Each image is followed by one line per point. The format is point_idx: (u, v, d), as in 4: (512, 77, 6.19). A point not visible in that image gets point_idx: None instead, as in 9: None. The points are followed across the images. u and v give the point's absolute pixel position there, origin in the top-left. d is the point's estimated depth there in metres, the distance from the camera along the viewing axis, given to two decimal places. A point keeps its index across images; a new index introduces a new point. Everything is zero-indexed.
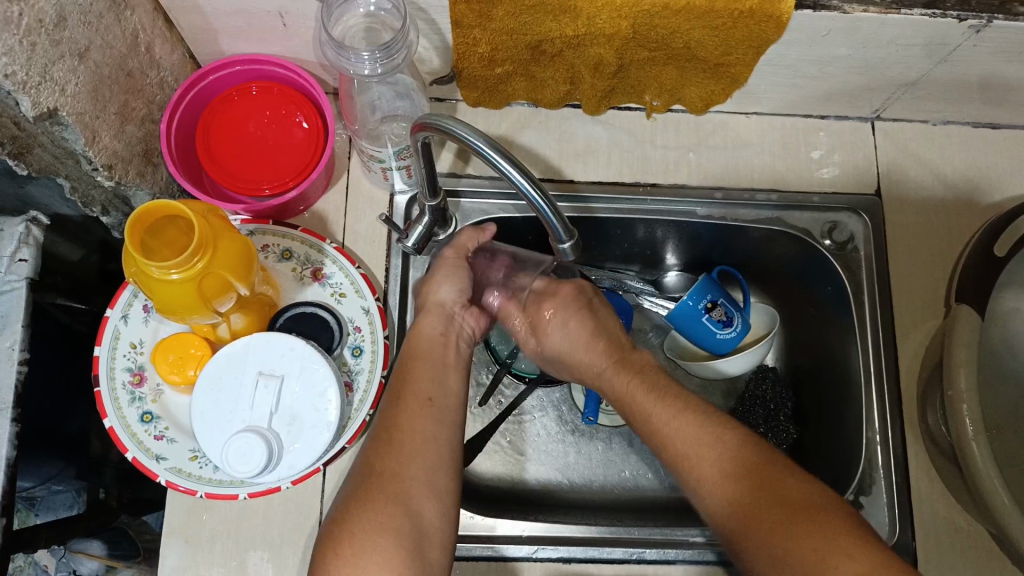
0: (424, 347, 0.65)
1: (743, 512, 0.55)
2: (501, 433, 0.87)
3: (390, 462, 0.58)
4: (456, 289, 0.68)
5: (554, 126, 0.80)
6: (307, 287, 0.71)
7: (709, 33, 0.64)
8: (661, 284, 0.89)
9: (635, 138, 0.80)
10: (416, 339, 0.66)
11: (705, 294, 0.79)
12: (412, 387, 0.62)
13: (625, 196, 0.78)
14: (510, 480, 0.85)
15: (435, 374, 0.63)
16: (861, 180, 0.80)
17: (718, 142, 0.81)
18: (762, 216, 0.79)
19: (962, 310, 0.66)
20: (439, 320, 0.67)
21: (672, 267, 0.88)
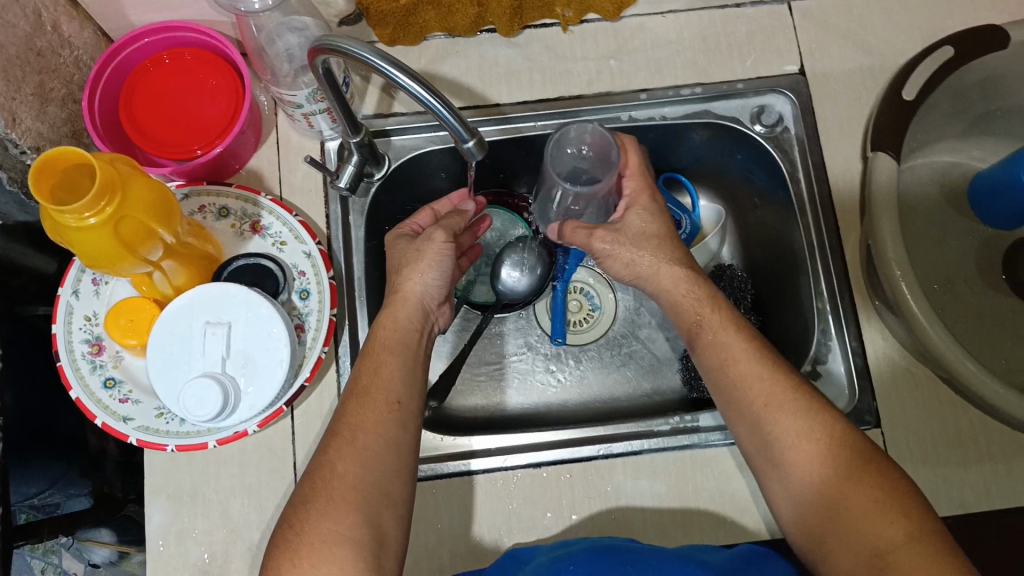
0: (398, 337, 0.66)
1: (818, 474, 0.56)
2: (477, 371, 0.89)
3: (350, 467, 0.57)
4: (429, 273, 0.69)
5: (472, 54, 0.79)
6: (249, 241, 0.72)
7: None
8: None
9: (554, 52, 0.80)
10: (388, 329, 0.66)
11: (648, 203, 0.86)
12: (382, 387, 0.62)
13: (549, 111, 0.79)
14: (488, 410, 0.87)
15: (401, 372, 0.64)
16: (784, 59, 0.80)
17: (638, 45, 0.80)
18: (687, 111, 0.79)
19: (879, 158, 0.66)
20: (414, 311, 0.68)
21: None
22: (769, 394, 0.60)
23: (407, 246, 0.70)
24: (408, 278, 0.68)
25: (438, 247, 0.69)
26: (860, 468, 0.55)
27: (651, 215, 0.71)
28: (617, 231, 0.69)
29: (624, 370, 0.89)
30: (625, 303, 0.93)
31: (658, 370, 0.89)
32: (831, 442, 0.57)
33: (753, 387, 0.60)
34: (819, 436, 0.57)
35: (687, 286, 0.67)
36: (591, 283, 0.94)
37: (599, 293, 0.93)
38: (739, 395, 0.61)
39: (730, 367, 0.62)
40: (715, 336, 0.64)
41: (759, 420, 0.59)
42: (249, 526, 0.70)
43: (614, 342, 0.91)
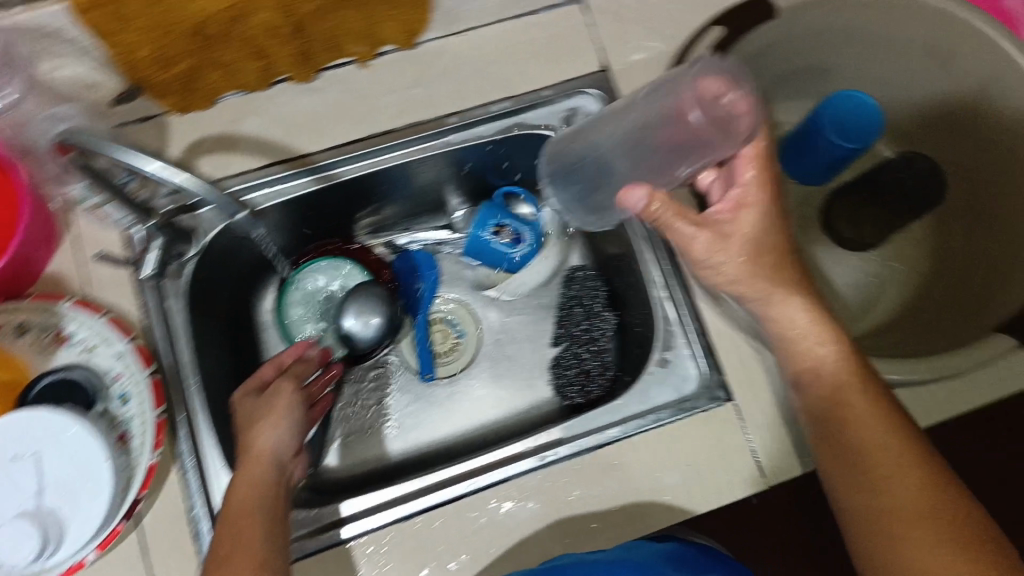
0: (254, 495, 0.60)
1: (911, 545, 0.52)
2: (351, 425, 0.86)
3: None
4: (281, 428, 0.66)
5: (271, 108, 0.75)
6: (53, 354, 0.67)
7: None
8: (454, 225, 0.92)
9: (355, 90, 0.77)
10: (243, 486, 0.61)
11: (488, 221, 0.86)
12: (243, 544, 0.56)
13: (361, 152, 0.77)
14: (367, 461, 0.85)
15: (266, 533, 0.58)
16: (587, 59, 0.79)
17: (440, 70, 0.78)
18: (499, 126, 0.79)
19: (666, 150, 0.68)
20: (269, 465, 0.64)
21: (459, 206, 0.91)
22: (894, 464, 0.56)
23: (258, 401, 0.69)
24: (258, 433, 0.65)
25: (286, 399, 0.69)
26: (925, 504, 0.54)
27: (735, 215, 0.64)
28: (713, 230, 0.63)
29: (494, 394, 0.89)
30: (486, 324, 0.92)
31: (529, 388, 0.89)
32: (924, 477, 0.55)
33: (867, 445, 0.58)
34: (934, 506, 0.53)
35: (812, 317, 0.63)
36: (450, 310, 0.92)
37: (461, 318, 0.92)
38: (851, 427, 0.59)
39: (846, 428, 0.59)
40: (849, 397, 0.60)
41: (864, 458, 0.57)
42: None
43: (481, 367, 0.91)
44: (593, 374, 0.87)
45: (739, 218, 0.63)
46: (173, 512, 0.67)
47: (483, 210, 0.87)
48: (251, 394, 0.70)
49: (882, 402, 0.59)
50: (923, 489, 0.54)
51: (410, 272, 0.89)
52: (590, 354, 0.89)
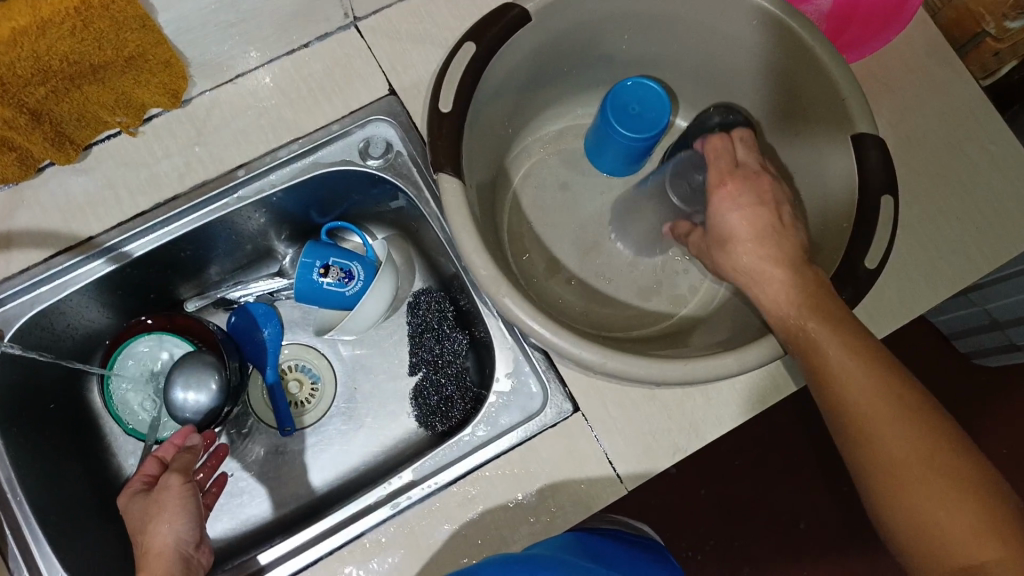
0: None
1: (899, 482, 0.50)
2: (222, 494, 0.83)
3: None
4: (182, 522, 0.60)
5: (44, 196, 0.72)
6: None
7: (76, 41, 0.58)
8: (284, 271, 0.89)
9: (132, 161, 0.74)
10: None
11: (313, 262, 0.81)
12: None
13: (152, 223, 0.74)
14: (243, 529, 0.82)
15: None
16: (371, 85, 0.76)
17: (217, 123, 0.75)
18: (294, 169, 0.77)
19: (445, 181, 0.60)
20: (172, 563, 0.57)
21: (285, 250, 0.89)
22: (872, 407, 0.51)
23: (143, 504, 0.62)
24: (155, 532, 0.59)
25: (179, 491, 0.62)
26: (932, 447, 0.49)
27: (736, 212, 0.63)
28: (715, 235, 0.64)
29: (362, 432, 0.87)
30: (342, 363, 0.90)
31: (395, 420, 0.87)
32: (917, 421, 0.50)
33: (850, 390, 0.52)
34: (915, 437, 0.50)
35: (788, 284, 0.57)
36: (303, 355, 0.90)
37: (314, 363, 0.90)
38: (828, 371, 0.53)
39: (829, 371, 0.53)
40: (818, 342, 0.54)
41: (847, 410, 0.52)
42: None
43: (344, 407, 0.88)
44: (452, 401, 0.84)
45: (720, 214, 0.64)
46: None
47: (305, 258, 0.81)
48: (133, 499, 0.63)
49: (852, 340, 0.53)
50: (899, 451, 0.50)
51: (250, 326, 0.87)
52: (449, 380, 0.86)
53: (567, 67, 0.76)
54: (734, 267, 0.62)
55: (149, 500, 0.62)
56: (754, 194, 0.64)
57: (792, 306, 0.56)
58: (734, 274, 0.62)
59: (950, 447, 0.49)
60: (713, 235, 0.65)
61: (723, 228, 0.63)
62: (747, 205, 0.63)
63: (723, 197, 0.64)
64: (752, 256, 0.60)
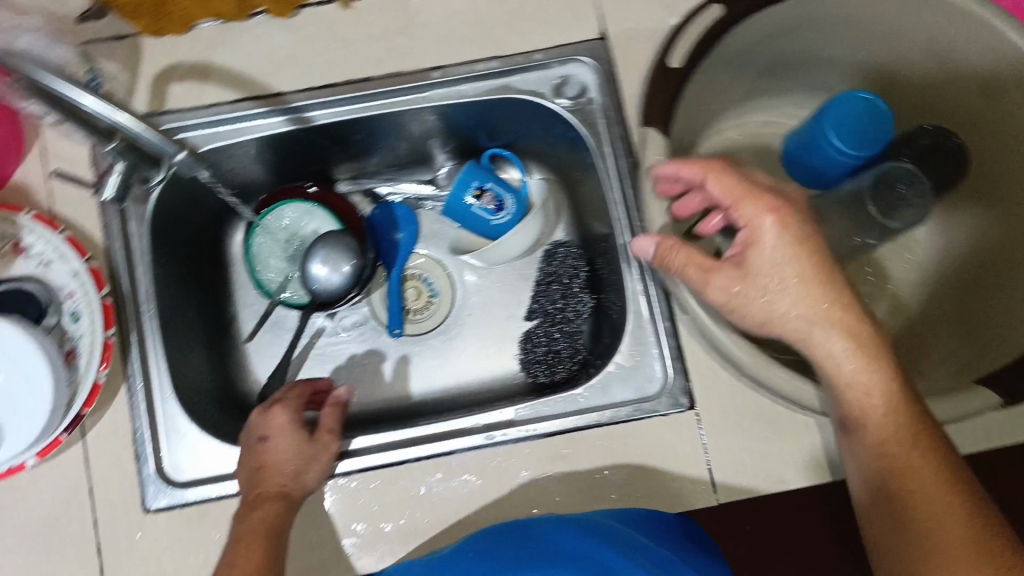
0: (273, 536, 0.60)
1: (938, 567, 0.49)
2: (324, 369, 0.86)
3: None
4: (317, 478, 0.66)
5: (247, 41, 0.74)
6: (11, 265, 0.68)
7: None
8: (437, 182, 0.90)
9: (337, 32, 0.74)
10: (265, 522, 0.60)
11: (469, 183, 0.82)
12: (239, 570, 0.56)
13: (338, 97, 0.74)
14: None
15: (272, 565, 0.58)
16: (585, 23, 0.74)
17: (425, 17, 0.74)
18: (487, 86, 0.75)
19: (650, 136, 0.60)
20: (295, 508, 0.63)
21: (444, 162, 0.89)
22: (914, 488, 0.52)
23: (300, 437, 0.66)
24: (301, 476, 0.64)
25: (330, 452, 0.67)
26: (979, 542, 0.49)
27: (784, 253, 0.53)
28: (758, 279, 0.53)
29: (464, 356, 0.87)
30: (464, 286, 0.89)
31: (499, 356, 0.86)
32: (965, 509, 0.50)
33: (899, 469, 0.52)
34: (962, 524, 0.50)
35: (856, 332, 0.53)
36: (426, 266, 0.90)
37: (437, 278, 0.90)
38: (881, 449, 0.53)
39: (880, 448, 0.53)
40: (875, 419, 0.53)
41: (894, 491, 0.52)
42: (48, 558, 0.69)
43: (453, 326, 0.88)
44: (563, 356, 0.84)
45: (755, 256, 0.53)
46: (121, 423, 0.71)
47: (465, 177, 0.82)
48: (284, 424, 0.67)
49: (910, 423, 0.53)
50: (942, 531, 0.50)
51: (388, 224, 0.88)
52: (562, 336, 0.85)
53: (792, 61, 0.71)
54: (771, 319, 0.54)
55: (307, 437, 0.67)
56: (770, 240, 0.52)
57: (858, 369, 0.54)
58: (788, 323, 0.53)
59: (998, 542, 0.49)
60: (747, 275, 0.53)
61: (770, 269, 0.53)
62: (787, 247, 0.53)
63: (768, 218, 0.53)
64: (725, 291, 0.54)
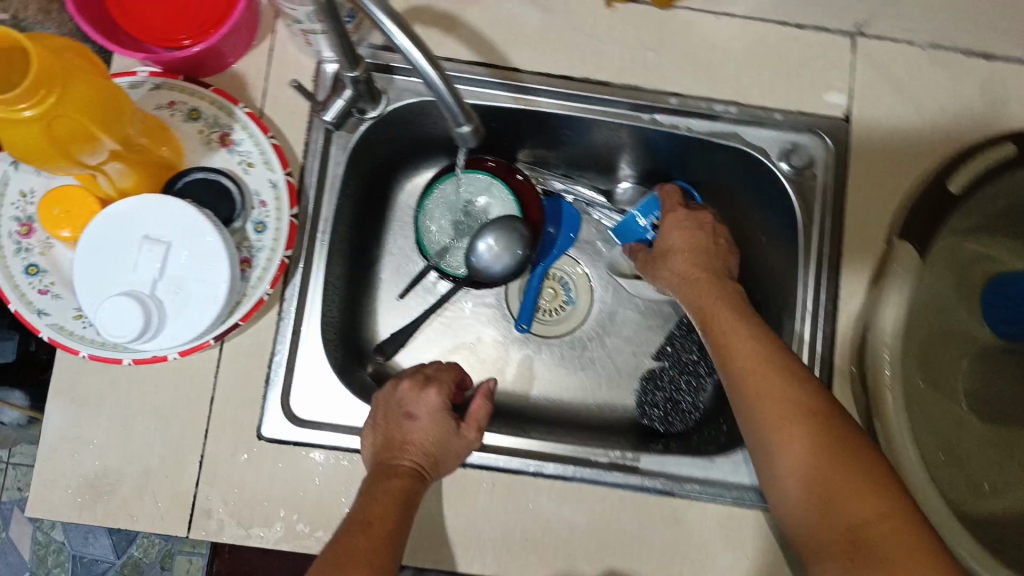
0: (395, 513, 0.58)
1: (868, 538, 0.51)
2: (444, 343, 0.85)
3: None
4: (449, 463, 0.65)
5: (500, 7, 0.72)
6: (214, 153, 0.66)
7: None
8: (613, 194, 0.88)
9: (591, 26, 0.72)
10: (389, 498, 0.59)
11: (652, 211, 0.81)
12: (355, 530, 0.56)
13: (571, 92, 0.72)
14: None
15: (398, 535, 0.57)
16: (833, 100, 0.73)
17: (681, 42, 0.72)
18: (716, 129, 0.73)
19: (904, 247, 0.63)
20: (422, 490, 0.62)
21: (627, 178, 0.86)
22: (815, 465, 0.55)
23: (442, 419, 0.66)
24: (432, 457, 0.64)
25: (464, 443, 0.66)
26: (889, 512, 0.52)
27: (671, 235, 0.75)
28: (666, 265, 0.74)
29: (581, 376, 0.85)
30: (601, 304, 0.88)
31: (614, 385, 0.85)
32: (868, 476, 0.53)
33: (806, 453, 0.55)
34: (874, 500, 0.53)
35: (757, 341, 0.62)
36: (570, 272, 0.89)
37: (577, 287, 0.89)
38: (769, 438, 0.57)
39: (776, 443, 0.57)
40: (755, 410, 0.59)
41: (799, 476, 0.55)
42: (149, 453, 0.67)
43: (578, 342, 0.87)
44: (683, 408, 0.83)
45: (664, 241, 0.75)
46: (261, 345, 0.69)
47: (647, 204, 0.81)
48: (433, 407, 0.66)
49: (795, 414, 0.57)
50: (856, 498, 0.53)
51: (551, 216, 0.86)
52: (687, 387, 0.84)
53: (1017, 201, 0.71)
54: (669, 276, 0.74)
55: (449, 425, 0.66)
56: (696, 222, 0.75)
57: (739, 354, 0.61)
58: (666, 282, 0.74)
59: (906, 513, 0.52)
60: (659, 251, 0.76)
61: (665, 246, 0.75)
62: (686, 230, 0.74)
63: (670, 220, 0.76)
64: (682, 272, 0.72)
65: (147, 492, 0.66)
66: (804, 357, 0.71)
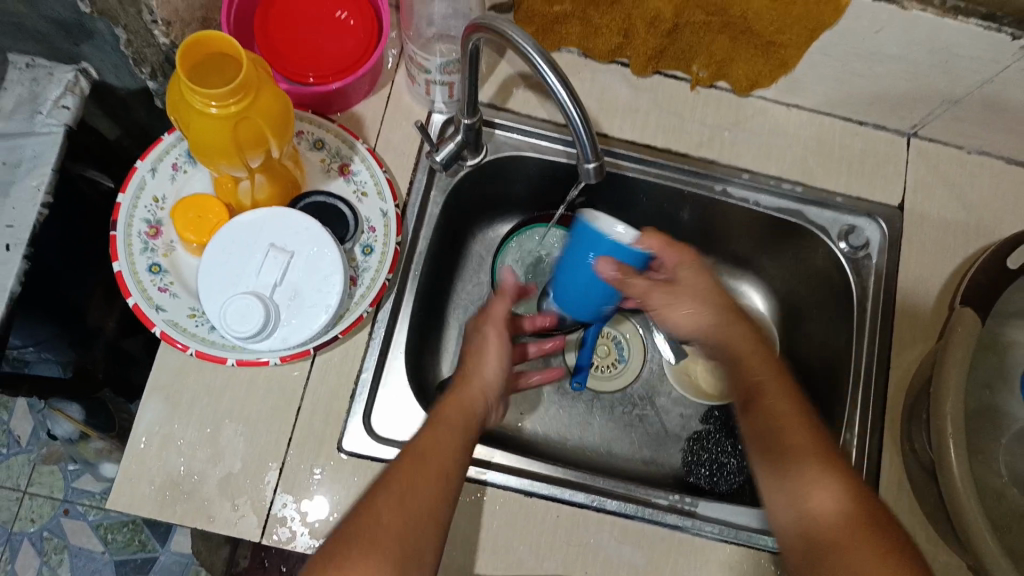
0: (442, 444, 0.62)
1: (834, 533, 0.54)
2: None
3: (394, 517, 0.55)
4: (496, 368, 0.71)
5: (597, 80, 0.80)
6: (332, 180, 0.72)
7: (767, 6, 0.66)
8: None
9: (676, 105, 0.80)
10: (449, 408, 0.66)
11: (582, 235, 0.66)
12: (421, 443, 0.61)
13: (654, 160, 0.79)
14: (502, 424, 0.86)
15: (456, 451, 0.62)
16: (888, 191, 0.81)
17: (756, 126, 0.81)
18: (783, 206, 0.80)
19: (965, 314, 0.68)
20: (478, 400, 0.68)
21: None
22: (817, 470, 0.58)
23: (492, 331, 0.72)
24: (480, 368, 0.70)
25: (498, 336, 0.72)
26: (860, 521, 0.55)
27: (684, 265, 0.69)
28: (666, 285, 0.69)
29: (630, 431, 0.89)
30: (651, 365, 0.93)
31: (661, 443, 0.89)
32: (860, 496, 0.56)
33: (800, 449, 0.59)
34: (856, 509, 0.55)
35: (731, 328, 0.67)
36: (623, 332, 0.94)
37: (630, 347, 0.93)
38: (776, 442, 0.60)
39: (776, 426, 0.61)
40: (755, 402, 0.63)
41: (786, 459, 0.59)
42: (234, 454, 0.70)
43: (629, 400, 0.91)
44: (728, 470, 0.85)
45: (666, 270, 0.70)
46: (349, 364, 0.73)
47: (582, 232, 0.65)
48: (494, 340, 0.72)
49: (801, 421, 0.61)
50: (851, 518, 0.55)
51: None
52: (732, 450, 0.87)
53: None
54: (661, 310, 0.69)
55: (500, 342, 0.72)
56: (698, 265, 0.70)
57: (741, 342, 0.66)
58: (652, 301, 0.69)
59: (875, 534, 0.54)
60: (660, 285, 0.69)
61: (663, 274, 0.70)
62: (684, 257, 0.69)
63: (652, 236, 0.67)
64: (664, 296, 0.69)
65: (226, 493, 0.69)
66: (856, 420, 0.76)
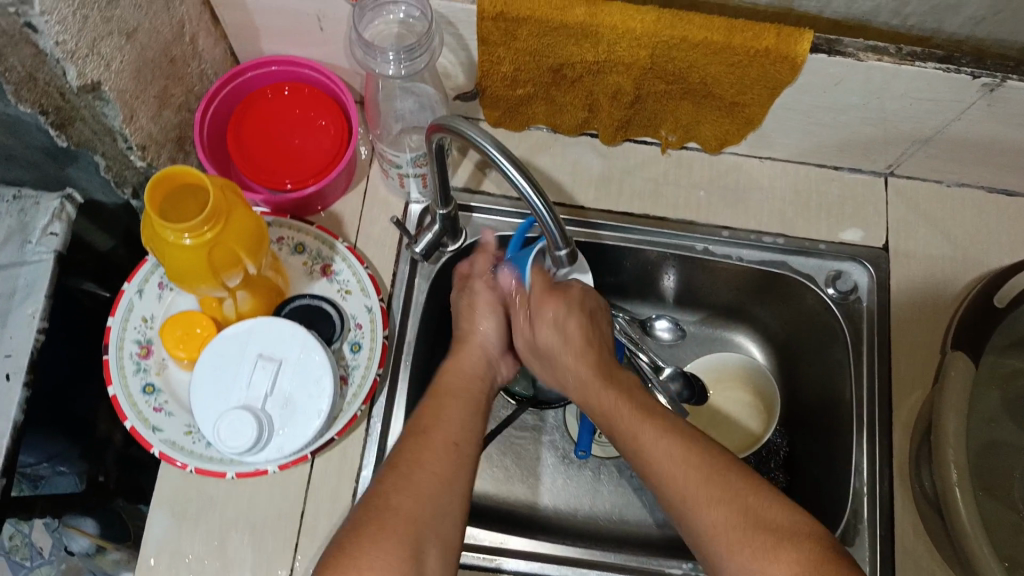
0: (434, 451, 0.60)
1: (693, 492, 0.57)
2: (509, 462, 0.88)
3: (377, 551, 0.53)
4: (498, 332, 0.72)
5: (569, 154, 0.82)
6: (315, 282, 0.74)
7: (725, 70, 0.67)
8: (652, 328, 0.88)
9: (649, 170, 0.81)
10: (435, 416, 0.63)
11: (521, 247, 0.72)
12: (409, 453, 0.60)
13: (632, 229, 0.80)
14: (512, 502, 0.86)
15: (453, 461, 0.60)
16: (871, 233, 0.81)
17: (730, 182, 0.82)
18: (769, 259, 0.80)
19: (958, 358, 0.69)
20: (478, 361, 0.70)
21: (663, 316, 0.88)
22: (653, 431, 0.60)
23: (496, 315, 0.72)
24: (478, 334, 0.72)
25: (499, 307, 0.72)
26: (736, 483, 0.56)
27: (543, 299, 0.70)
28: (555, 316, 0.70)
29: (640, 495, 0.87)
30: None
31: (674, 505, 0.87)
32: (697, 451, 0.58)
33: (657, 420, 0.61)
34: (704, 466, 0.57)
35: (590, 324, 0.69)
36: None
37: None
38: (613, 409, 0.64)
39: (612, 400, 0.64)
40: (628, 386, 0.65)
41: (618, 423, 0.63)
42: (241, 565, 0.69)
43: None
44: None
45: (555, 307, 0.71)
46: (349, 462, 0.73)
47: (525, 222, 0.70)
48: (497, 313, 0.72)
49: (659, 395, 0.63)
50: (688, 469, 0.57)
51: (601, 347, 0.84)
52: None
53: None
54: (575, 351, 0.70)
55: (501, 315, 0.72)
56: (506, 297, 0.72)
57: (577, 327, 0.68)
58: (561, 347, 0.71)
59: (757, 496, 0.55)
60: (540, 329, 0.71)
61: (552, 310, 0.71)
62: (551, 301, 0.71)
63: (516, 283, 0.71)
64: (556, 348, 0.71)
65: None
66: (864, 467, 0.75)
